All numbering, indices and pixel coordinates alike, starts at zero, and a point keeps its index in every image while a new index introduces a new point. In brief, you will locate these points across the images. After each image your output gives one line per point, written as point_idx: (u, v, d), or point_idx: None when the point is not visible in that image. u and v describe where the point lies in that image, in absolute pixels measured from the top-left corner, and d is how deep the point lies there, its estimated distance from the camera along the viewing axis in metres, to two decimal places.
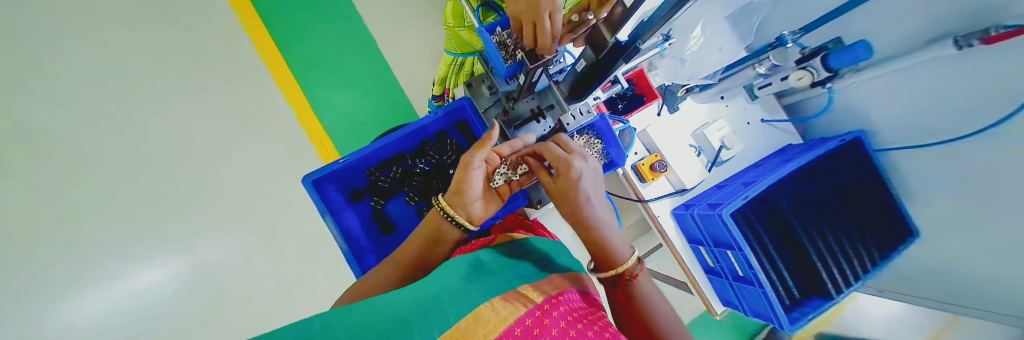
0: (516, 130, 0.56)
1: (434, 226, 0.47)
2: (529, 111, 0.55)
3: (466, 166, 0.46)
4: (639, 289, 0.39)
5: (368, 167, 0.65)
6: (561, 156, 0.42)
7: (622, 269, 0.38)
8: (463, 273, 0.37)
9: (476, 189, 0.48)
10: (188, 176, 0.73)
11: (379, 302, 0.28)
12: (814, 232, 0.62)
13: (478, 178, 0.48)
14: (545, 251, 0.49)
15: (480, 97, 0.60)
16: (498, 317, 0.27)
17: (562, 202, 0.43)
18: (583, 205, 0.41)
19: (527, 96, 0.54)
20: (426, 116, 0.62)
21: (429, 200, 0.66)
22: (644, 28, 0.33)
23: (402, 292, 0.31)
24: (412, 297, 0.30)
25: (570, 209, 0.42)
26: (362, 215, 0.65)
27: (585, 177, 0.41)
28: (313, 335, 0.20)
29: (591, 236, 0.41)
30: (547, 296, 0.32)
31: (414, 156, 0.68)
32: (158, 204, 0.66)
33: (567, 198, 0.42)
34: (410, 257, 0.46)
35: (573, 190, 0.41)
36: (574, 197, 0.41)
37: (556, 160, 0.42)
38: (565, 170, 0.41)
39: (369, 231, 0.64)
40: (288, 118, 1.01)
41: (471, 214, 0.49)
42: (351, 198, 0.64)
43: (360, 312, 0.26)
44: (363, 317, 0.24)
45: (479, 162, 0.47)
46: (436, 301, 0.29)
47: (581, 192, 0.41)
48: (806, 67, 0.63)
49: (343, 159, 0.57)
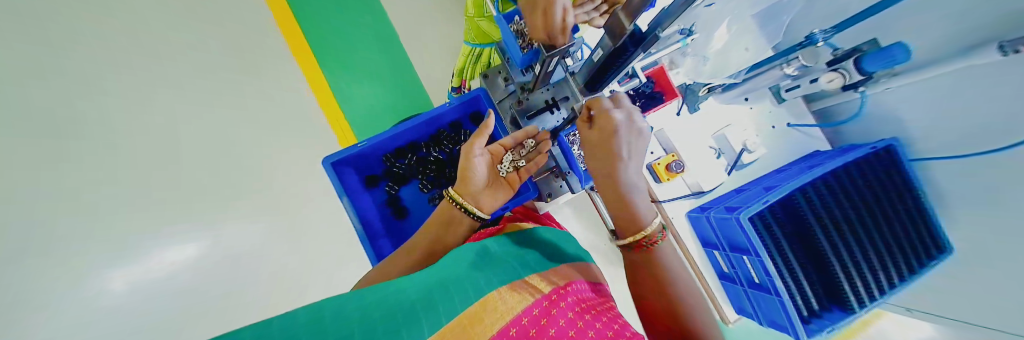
0: (530, 121, 0.55)
1: (445, 214, 0.48)
2: (544, 102, 0.55)
3: (467, 156, 0.48)
4: (660, 258, 0.38)
5: (382, 153, 0.66)
6: (603, 106, 0.41)
7: (645, 233, 0.37)
8: (470, 262, 0.37)
9: (483, 176, 0.49)
10: (216, 160, 0.76)
11: (390, 287, 0.29)
12: (841, 242, 0.59)
13: (482, 169, 0.49)
14: (553, 240, 0.48)
15: (495, 88, 0.61)
16: (506, 306, 0.27)
17: (596, 153, 0.41)
18: (619, 158, 0.40)
19: (542, 87, 0.53)
20: (440, 106, 0.62)
21: (441, 188, 0.66)
22: (661, 18, 0.33)
23: (412, 280, 0.31)
24: (419, 284, 0.30)
25: (603, 159, 0.41)
26: (377, 199, 0.66)
27: (626, 131, 0.40)
28: (323, 321, 0.20)
29: (621, 198, 0.39)
30: (555, 287, 0.32)
31: (427, 145, 0.68)
32: (191, 186, 0.69)
33: (601, 151, 0.41)
34: (424, 243, 0.47)
35: (611, 142, 0.40)
36: (610, 148, 0.40)
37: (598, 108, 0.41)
38: (607, 120, 0.40)
39: (383, 217, 0.65)
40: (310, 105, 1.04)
41: (482, 203, 0.50)
42: (366, 183, 0.66)
43: (369, 298, 0.26)
44: (374, 302, 0.25)
45: (481, 151, 0.49)
46: (443, 289, 0.29)
47: (619, 145, 0.40)
48: (837, 68, 0.60)
49: (360, 143, 0.58)
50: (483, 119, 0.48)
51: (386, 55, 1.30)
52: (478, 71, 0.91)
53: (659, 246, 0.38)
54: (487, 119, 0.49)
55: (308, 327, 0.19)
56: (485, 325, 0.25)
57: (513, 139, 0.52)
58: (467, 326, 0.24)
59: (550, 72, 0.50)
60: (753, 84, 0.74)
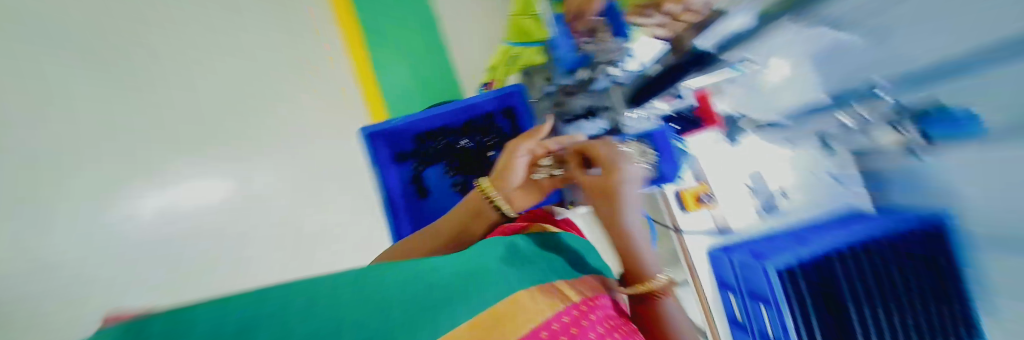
0: (567, 125, 0.53)
1: (474, 204, 0.47)
2: (582, 109, 0.53)
3: (512, 153, 0.46)
4: (666, 312, 0.35)
5: (414, 133, 0.66)
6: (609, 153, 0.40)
7: (652, 286, 0.35)
8: (499, 254, 0.37)
9: (520, 177, 0.47)
10: (239, 122, 0.76)
11: (421, 266, 0.29)
12: (861, 310, 0.61)
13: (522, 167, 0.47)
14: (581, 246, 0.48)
15: (534, 87, 0.62)
16: (534, 307, 0.29)
17: (600, 199, 0.39)
18: (624, 212, 0.37)
19: (584, 93, 0.52)
20: (475, 96, 0.64)
21: (465, 176, 0.66)
22: None
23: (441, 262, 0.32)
24: (450, 268, 0.31)
25: (605, 209, 0.38)
26: (402, 176, 0.66)
27: (632, 182, 0.38)
28: (359, 296, 0.21)
29: (627, 249, 0.37)
30: (582, 297, 0.34)
31: (458, 131, 0.68)
32: (217, 142, 0.70)
33: (604, 198, 0.38)
34: (446, 230, 0.48)
35: (615, 190, 0.37)
36: (615, 198, 0.37)
37: (605, 156, 0.40)
38: (612, 169, 0.38)
39: (406, 194, 0.65)
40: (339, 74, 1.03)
41: (512, 199, 0.47)
42: (395, 159, 0.66)
43: (396, 272, 0.27)
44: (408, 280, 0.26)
45: (526, 151, 0.46)
46: (472, 279, 0.30)
47: (623, 196, 0.37)
48: (896, 126, 0.51)
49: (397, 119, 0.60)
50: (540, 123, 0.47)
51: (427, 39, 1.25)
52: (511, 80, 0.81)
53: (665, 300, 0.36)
54: (543, 125, 0.48)
55: (328, 305, 0.18)
56: (516, 321, 0.26)
57: (560, 144, 0.46)
58: (499, 321, 0.25)
59: (596, 79, 0.49)
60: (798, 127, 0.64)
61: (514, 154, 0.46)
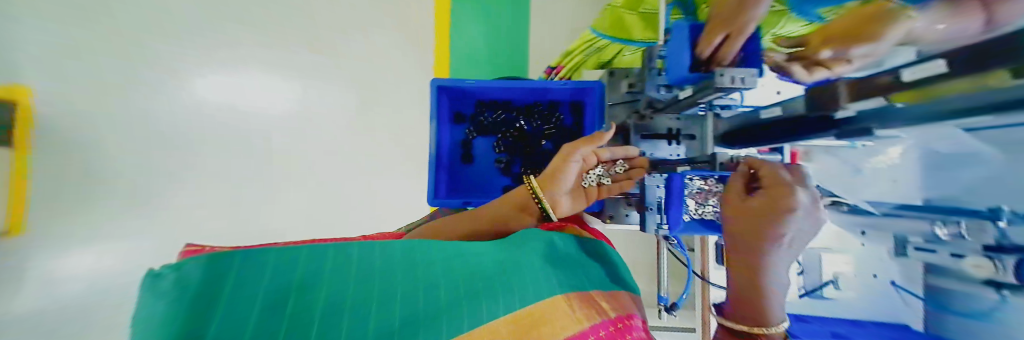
0: (641, 140, 0.51)
1: (519, 196, 0.48)
2: (666, 129, 0.51)
3: (566, 156, 0.47)
4: None
5: (478, 99, 0.66)
6: (778, 173, 0.29)
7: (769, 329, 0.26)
8: (536, 253, 0.36)
9: (568, 182, 0.48)
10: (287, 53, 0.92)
11: (450, 249, 0.33)
12: None
13: (573, 172, 0.47)
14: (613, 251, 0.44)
15: (617, 90, 0.56)
16: (562, 322, 0.28)
17: (740, 217, 0.30)
18: (769, 239, 0.27)
19: (673, 113, 0.49)
20: (553, 81, 0.60)
21: (512, 156, 0.65)
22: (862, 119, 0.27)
23: (489, 245, 0.36)
24: (479, 259, 0.32)
25: (749, 224, 0.29)
26: (453, 137, 0.65)
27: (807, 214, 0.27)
28: (365, 276, 0.26)
29: (750, 285, 0.28)
30: (620, 314, 0.32)
31: (520, 111, 0.66)
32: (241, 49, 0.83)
33: (751, 218, 0.29)
34: (487, 215, 0.48)
35: (778, 208, 0.27)
36: (768, 224, 0.27)
37: (772, 171, 0.29)
38: (778, 185, 0.28)
39: (451, 158, 0.65)
40: (402, 32, 1.10)
41: (557, 204, 0.47)
42: (452, 118, 0.65)
43: (418, 255, 0.30)
44: (449, 259, 0.31)
45: (580, 157, 0.47)
46: (495, 278, 0.30)
47: (786, 223, 0.27)
48: None
49: (471, 82, 0.59)
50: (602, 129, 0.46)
51: (512, 10, 1.21)
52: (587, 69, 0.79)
53: None
54: (606, 132, 0.47)
55: (335, 293, 0.24)
56: (552, 326, 0.28)
57: (615, 156, 0.48)
58: (533, 325, 0.27)
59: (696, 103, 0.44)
60: None
61: (568, 158, 0.47)
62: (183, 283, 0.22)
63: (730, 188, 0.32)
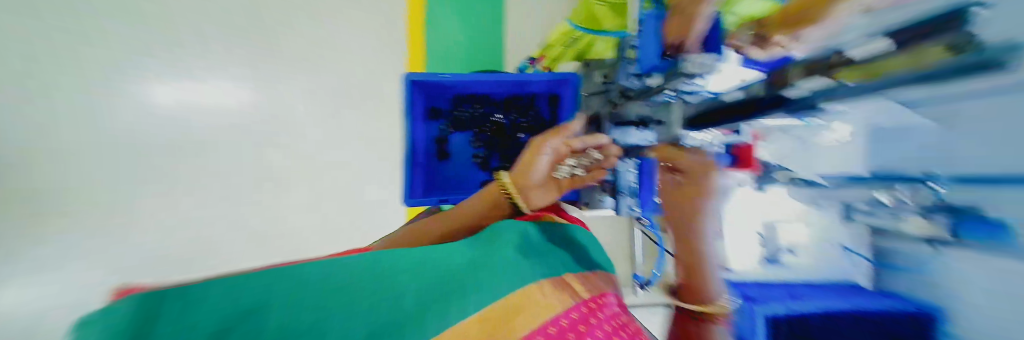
0: (615, 128, 0.55)
1: (493, 193, 0.47)
2: (637, 117, 0.52)
3: (536, 151, 0.45)
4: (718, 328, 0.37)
5: (454, 94, 0.66)
6: (698, 163, 0.38)
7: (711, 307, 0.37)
8: (515, 244, 0.38)
9: (540, 177, 0.46)
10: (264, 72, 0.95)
11: (427, 252, 0.34)
12: None
13: (543, 166, 0.46)
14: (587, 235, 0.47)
15: (591, 81, 0.60)
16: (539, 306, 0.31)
17: (673, 209, 0.40)
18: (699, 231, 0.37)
19: (643, 100, 0.51)
20: (528, 73, 0.60)
21: (490, 150, 0.66)
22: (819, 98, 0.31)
23: (464, 244, 0.37)
24: (454, 259, 0.34)
25: (684, 214, 0.38)
26: (429, 133, 0.65)
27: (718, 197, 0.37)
28: (338, 287, 0.27)
29: (694, 265, 0.38)
30: (593, 294, 0.35)
31: (495, 104, 0.67)
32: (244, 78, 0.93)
33: (687, 204, 0.38)
34: (463, 213, 0.48)
35: (699, 203, 0.37)
36: (695, 214, 0.37)
37: (692, 162, 0.38)
38: (698, 179, 0.37)
39: (428, 154, 0.65)
40: (373, 30, 1.05)
41: (529, 199, 0.47)
42: (427, 115, 0.65)
43: (392, 261, 0.31)
44: (421, 263, 0.32)
45: (551, 150, 0.45)
46: (471, 274, 0.32)
47: (708, 211, 0.37)
48: None
49: (444, 76, 0.58)
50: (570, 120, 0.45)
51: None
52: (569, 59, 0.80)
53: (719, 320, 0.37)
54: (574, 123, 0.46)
55: (309, 307, 0.24)
56: (527, 315, 0.30)
57: (586, 146, 0.47)
58: (508, 314, 0.29)
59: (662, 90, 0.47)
60: None
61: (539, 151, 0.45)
62: (115, 327, 0.18)
63: (663, 181, 0.41)
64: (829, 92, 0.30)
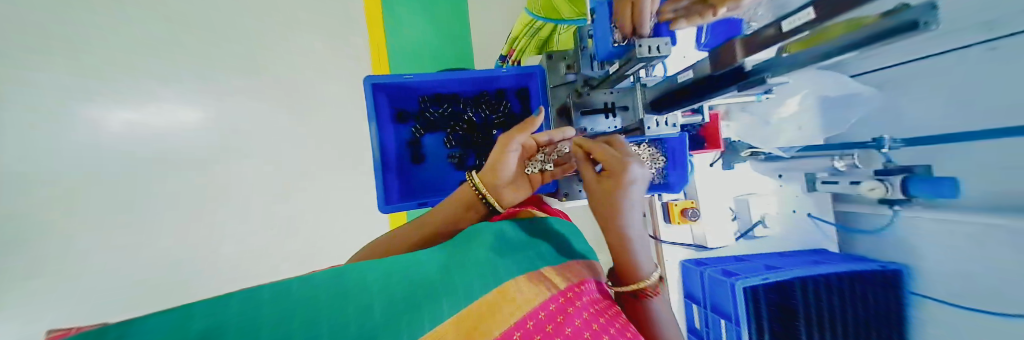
0: (582, 116, 0.53)
1: (465, 196, 0.45)
2: (603, 103, 0.53)
3: (503, 147, 0.43)
4: (654, 310, 0.37)
5: (422, 94, 0.65)
6: (613, 156, 0.39)
7: (645, 284, 0.37)
8: (489, 244, 0.37)
9: (509, 173, 0.45)
10: None
11: (401, 260, 0.32)
12: (817, 331, 0.63)
13: (513, 162, 0.45)
14: (564, 228, 0.47)
15: (554, 73, 0.56)
16: (519, 298, 0.29)
17: (598, 201, 0.41)
18: (620, 216, 0.39)
19: (607, 87, 0.52)
20: (496, 68, 0.60)
21: (465, 149, 0.65)
22: (765, 68, 0.33)
23: (435, 250, 0.36)
24: (430, 262, 0.33)
25: (605, 203, 0.40)
26: (400, 136, 0.64)
27: (635, 184, 0.39)
28: (321, 293, 0.23)
29: (623, 250, 0.38)
30: (570, 283, 0.34)
31: (466, 102, 0.66)
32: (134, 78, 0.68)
33: (608, 200, 0.39)
34: (434, 222, 0.44)
35: (618, 193, 0.38)
36: (614, 202, 0.39)
37: (608, 156, 0.40)
38: (615, 170, 0.39)
39: (400, 158, 0.63)
40: (327, 26, 0.94)
41: (500, 194, 0.46)
42: (396, 117, 0.64)
43: (364, 267, 0.29)
44: (401, 269, 0.30)
45: (517, 146, 0.44)
46: (448, 274, 0.30)
47: (625, 197, 0.38)
48: (883, 179, 0.57)
49: (409, 76, 0.56)
50: (534, 114, 0.44)
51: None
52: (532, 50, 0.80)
53: (655, 299, 0.38)
54: (539, 115, 0.45)
55: (295, 314, 0.20)
56: (508, 308, 0.28)
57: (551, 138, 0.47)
58: (487, 309, 0.27)
59: (626, 76, 0.48)
60: (794, 163, 0.73)
61: (506, 148, 0.44)
62: None
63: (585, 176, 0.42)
64: (773, 65, 0.32)
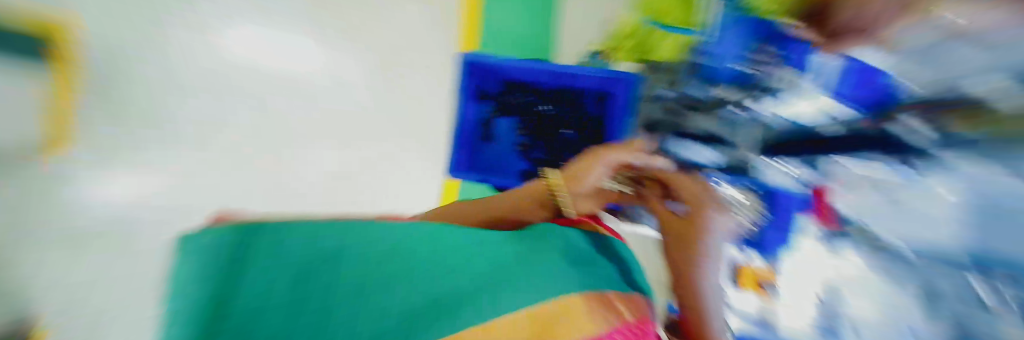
0: (674, 141, 0.50)
1: (535, 192, 0.43)
2: (704, 131, 0.47)
3: (590, 159, 0.41)
4: None
5: (504, 78, 0.66)
6: (694, 194, 0.35)
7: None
8: (553, 252, 0.33)
9: (588, 186, 0.41)
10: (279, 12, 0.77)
11: (467, 243, 0.31)
12: None
13: (598, 178, 0.41)
14: (630, 258, 0.42)
15: (653, 84, 0.54)
16: (574, 325, 0.25)
17: (667, 234, 0.34)
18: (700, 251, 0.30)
19: (713, 112, 0.45)
20: (583, 67, 0.59)
21: (533, 140, 0.65)
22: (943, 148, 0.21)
23: (503, 238, 0.34)
24: (492, 253, 0.30)
25: (675, 236, 0.33)
26: (477, 113, 0.69)
27: (717, 229, 0.31)
28: (377, 259, 0.26)
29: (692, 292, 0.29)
30: (637, 319, 0.28)
31: (546, 94, 0.65)
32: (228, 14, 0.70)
33: (679, 237, 0.32)
34: (495, 206, 0.43)
35: (689, 227, 0.32)
36: (690, 234, 0.31)
37: (690, 192, 0.35)
38: (692, 208, 0.33)
39: (474, 133, 0.68)
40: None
41: (576, 204, 0.42)
42: (476, 96, 0.67)
43: (435, 240, 0.30)
44: (465, 255, 0.29)
45: (607, 162, 0.41)
46: (497, 277, 0.27)
47: (708, 236, 0.31)
48: None
49: (499, 58, 0.60)
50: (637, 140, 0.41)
51: None
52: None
53: None
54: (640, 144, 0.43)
55: (344, 279, 0.25)
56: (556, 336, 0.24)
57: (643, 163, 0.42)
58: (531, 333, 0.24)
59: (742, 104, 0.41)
60: None
61: (595, 161, 0.42)
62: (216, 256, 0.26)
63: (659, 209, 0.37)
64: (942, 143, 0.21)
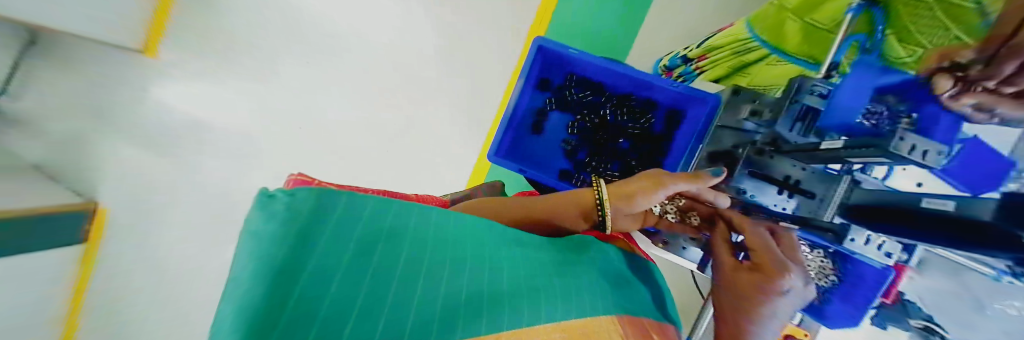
0: (746, 174, 0.44)
1: (579, 203, 0.41)
2: (784, 176, 0.42)
3: (654, 182, 0.39)
4: None
5: (571, 71, 0.65)
6: (769, 248, 0.31)
7: None
8: (590, 265, 0.33)
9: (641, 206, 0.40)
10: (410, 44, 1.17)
11: (511, 248, 0.30)
12: None
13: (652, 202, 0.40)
14: (663, 283, 0.41)
15: (736, 109, 0.49)
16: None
17: (727, 285, 0.31)
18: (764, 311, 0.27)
19: (802, 159, 0.40)
20: (664, 78, 0.56)
21: (585, 140, 0.65)
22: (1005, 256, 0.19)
23: (542, 243, 0.34)
24: (534, 258, 0.30)
25: (734, 286, 0.30)
26: (534, 101, 0.67)
27: (794, 294, 0.28)
28: (438, 246, 0.25)
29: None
30: None
31: (611, 97, 0.65)
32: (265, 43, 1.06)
33: (740, 288, 0.29)
34: (520, 207, 0.42)
35: (751, 280, 0.29)
36: (751, 288, 0.28)
37: (759, 244, 0.32)
38: (762, 261, 0.30)
39: (524, 122, 0.67)
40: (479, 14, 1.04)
41: (616, 220, 0.41)
42: (538, 85, 0.66)
43: (484, 239, 0.29)
44: (510, 259, 0.28)
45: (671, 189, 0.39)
46: (544, 280, 0.27)
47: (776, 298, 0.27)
48: None
49: (575, 51, 0.57)
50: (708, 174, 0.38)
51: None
52: (723, 69, 0.65)
53: None
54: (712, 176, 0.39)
55: (413, 256, 0.22)
56: None
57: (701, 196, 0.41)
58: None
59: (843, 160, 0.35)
60: None
61: (658, 185, 0.39)
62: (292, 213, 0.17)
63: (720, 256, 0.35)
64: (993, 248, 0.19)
